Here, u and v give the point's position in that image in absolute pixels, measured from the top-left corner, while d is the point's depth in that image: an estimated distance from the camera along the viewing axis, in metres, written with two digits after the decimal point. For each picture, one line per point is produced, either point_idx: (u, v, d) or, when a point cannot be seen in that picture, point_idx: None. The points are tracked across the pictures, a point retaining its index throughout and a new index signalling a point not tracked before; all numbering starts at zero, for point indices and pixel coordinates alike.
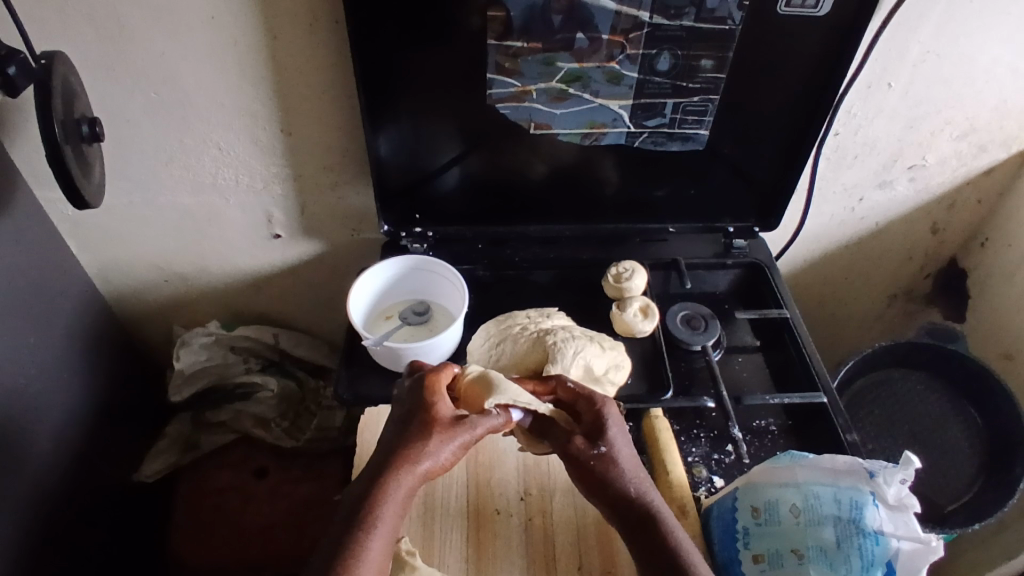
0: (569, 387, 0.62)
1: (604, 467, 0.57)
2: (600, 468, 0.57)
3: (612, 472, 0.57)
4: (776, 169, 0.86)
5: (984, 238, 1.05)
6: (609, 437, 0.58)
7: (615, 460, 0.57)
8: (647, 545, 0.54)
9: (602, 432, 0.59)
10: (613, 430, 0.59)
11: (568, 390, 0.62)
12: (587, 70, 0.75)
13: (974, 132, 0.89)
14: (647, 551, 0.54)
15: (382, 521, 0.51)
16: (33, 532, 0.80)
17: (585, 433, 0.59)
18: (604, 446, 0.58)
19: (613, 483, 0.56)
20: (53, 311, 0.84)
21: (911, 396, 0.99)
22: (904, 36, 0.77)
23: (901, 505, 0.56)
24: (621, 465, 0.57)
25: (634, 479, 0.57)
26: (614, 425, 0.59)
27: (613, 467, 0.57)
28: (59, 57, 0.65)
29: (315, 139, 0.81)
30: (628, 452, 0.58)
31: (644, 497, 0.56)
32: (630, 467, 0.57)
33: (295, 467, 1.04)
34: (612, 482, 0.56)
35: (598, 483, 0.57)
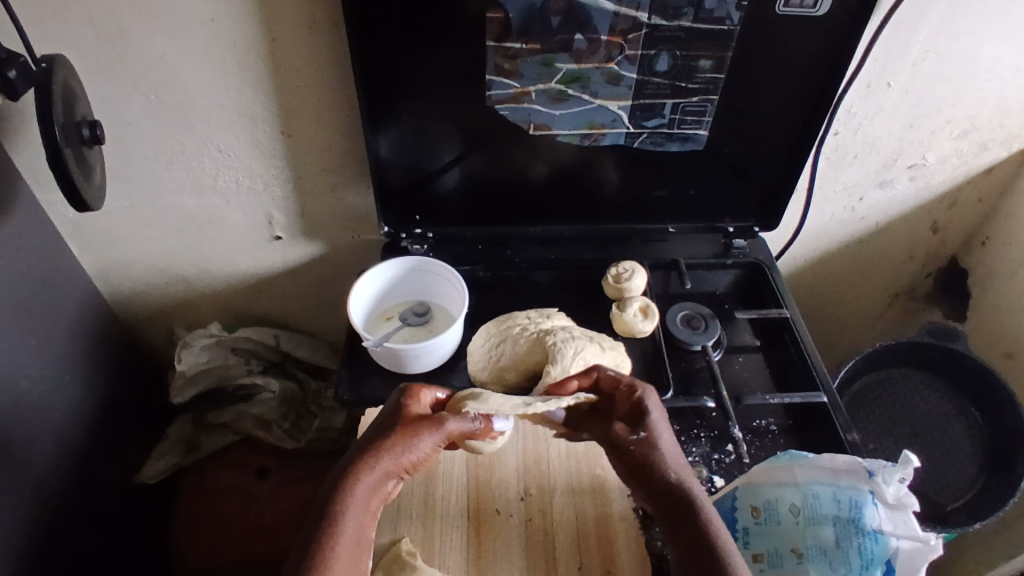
0: (610, 376, 0.65)
1: (644, 450, 0.59)
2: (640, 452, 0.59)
3: (651, 456, 0.58)
4: (775, 169, 0.86)
5: (985, 237, 1.05)
6: (650, 424, 0.60)
7: (654, 445, 0.59)
8: (684, 529, 0.53)
9: (643, 419, 0.61)
10: (655, 418, 0.61)
11: (610, 381, 0.65)
12: (586, 70, 0.75)
13: (974, 131, 0.89)
14: (685, 536, 0.53)
15: (353, 513, 0.53)
16: (35, 534, 0.80)
17: (625, 422, 0.62)
18: (643, 432, 0.60)
19: (653, 467, 0.57)
20: (54, 313, 0.84)
21: (913, 395, 0.99)
22: (903, 35, 0.77)
23: (899, 505, 0.56)
24: (662, 449, 0.59)
25: (672, 465, 0.58)
26: (655, 412, 0.61)
27: (651, 452, 0.58)
28: (60, 60, 0.65)
29: (315, 140, 0.81)
30: (670, 441, 0.60)
31: (684, 483, 0.56)
32: (669, 453, 0.59)
33: (297, 467, 1.03)
34: (653, 466, 0.58)
35: (638, 468, 0.58)
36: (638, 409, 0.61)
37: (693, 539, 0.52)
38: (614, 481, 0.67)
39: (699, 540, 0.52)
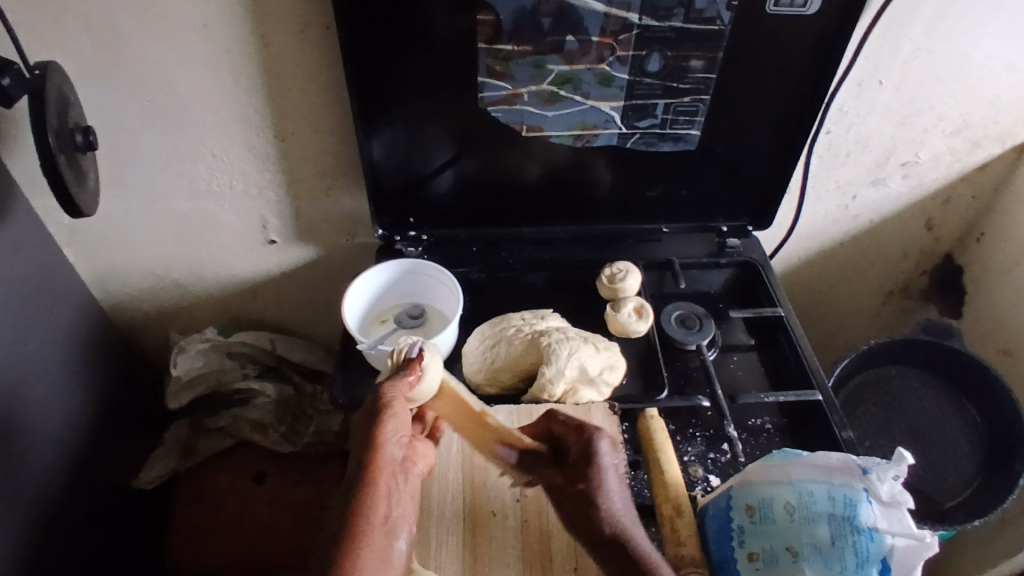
0: (562, 419, 0.62)
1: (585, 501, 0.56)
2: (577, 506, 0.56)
3: (592, 508, 0.56)
4: (768, 168, 0.86)
5: (981, 233, 1.05)
6: (591, 472, 0.57)
7: (595, 495, 0.56)
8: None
9: (585, 466, 0.58)
10: (599, 464, 0.58)
11: (562, 424, 0.62)
12: (578, 72, 0.75)
13: (966, 128, 0.89)
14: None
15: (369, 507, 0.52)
16: (33, 542, 0.80)
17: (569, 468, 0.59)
18: (583, 482, 0.57)
19: (591, 520, 0.55)
20: (50, 319, 0.84)
21: (909, 393, 0.99)
22: (894, 33, 0.77)
23: (894, 502, 0.56)
24: (605, 500, 0.56)
25: (613, 512, 0.56)
26: (601, 455, 0.58)
27: (591, 503, 0.56)
28: (53, 67, 0.65)
29: (309, 144, 0.81)
30: (613, 487, 0.57)
31: (624, 534, 0.54)
32: (611, 500, 0.56)
33: (295, 469, 1.04)
34: (590, 520, 0.55)
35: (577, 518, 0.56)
36: (584, 457, 0.58)
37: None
38: None
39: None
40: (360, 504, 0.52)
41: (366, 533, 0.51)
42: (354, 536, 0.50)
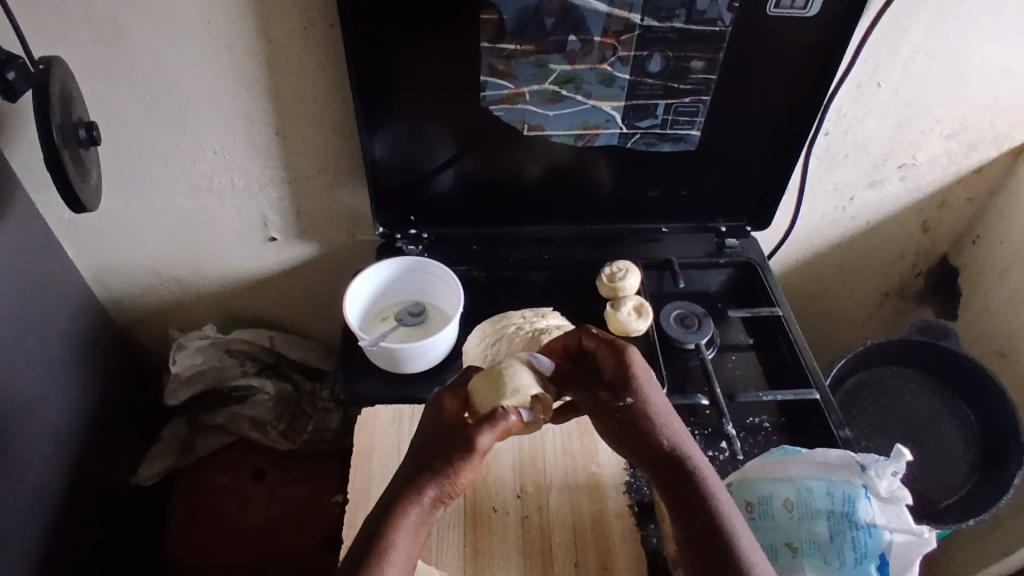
0: (593, 336, 0.61)
1: (636, 417, 0.56)
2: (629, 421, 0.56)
3: (642, 423, 0.56)
4: (767, 169, 0.87)
5: (976, 236, 1.06)
6: (636, 385, 0.57)
7: (645, 408, 0.56)
8: (686, 501, 0.52)
9: (628, 380, 0.57)
10: (642, 378, 0.57)
11: (593, 340, 0.61)
12: (580, 71, 0.75)
13: (964, 131, 0.90)
14: (689, 511, 0.52)
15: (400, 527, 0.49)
16: (32, 537, 0.80)
17: (609, 385, 0.58)
18: (630, 397, 0.56)
19: (644, 438, 0.55)
20: (50, 314, 0.84)
21: (905, 394, 0.99)
22: (893, 35, 0.78)
23: (892, 498, 0.57)
24: (651, 414, 0.56)
25: (664, 430, 0.55)
26: (641, 372, 0.57)
27: (642, 416, 0.56)
28: (57, 61, 0.65)
29: (311, 141, 0.82)
30: (661, 401, 0.57)
31: (681, 451, 0.54)
32: (660, 417, 0.56)
33: (292, 468, 1.05)
34: (644, 436, 0.55)
35: (633, 435, 0.56)
36: (622, 373, 0.57)
37: (692, 507, 0.51)
38: (609, 479, 0.67)
39: (694, 508, 0.51)
40: (427, 479, 0.52)
41: (423, 507, 0.51)
42: (402, 512, 0.50)
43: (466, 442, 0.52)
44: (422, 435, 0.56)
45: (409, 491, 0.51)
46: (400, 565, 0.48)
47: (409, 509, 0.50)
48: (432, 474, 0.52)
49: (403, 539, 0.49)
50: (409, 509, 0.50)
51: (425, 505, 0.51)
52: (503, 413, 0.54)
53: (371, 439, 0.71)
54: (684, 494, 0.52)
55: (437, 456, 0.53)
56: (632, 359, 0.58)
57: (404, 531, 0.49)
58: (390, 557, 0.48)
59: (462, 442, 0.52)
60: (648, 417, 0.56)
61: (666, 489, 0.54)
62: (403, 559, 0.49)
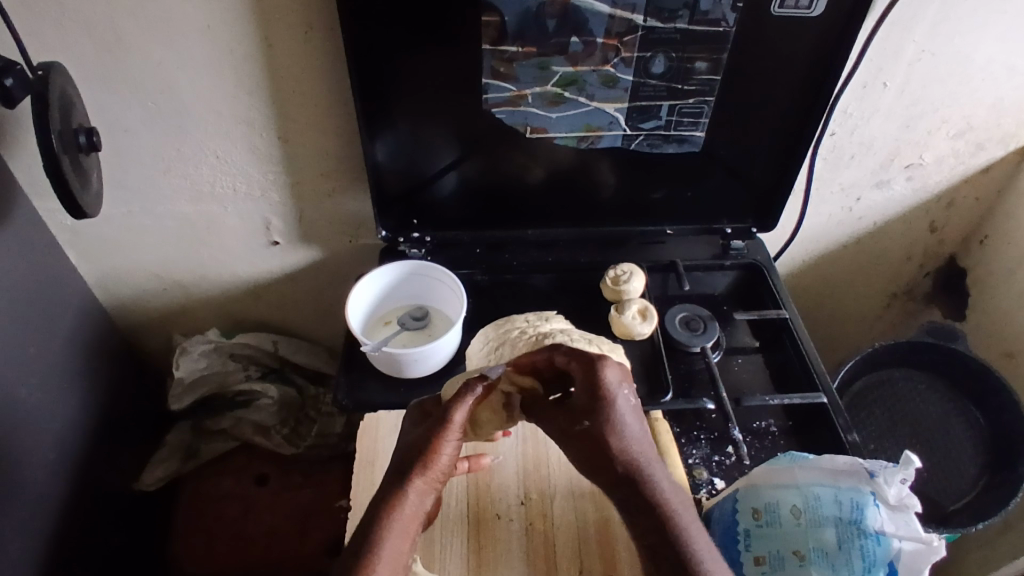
0: (561, 356, 0.58)
1: (595, 440, 0.54)
2: (589, 445, 0.55)
3: (602, 447, 0.54)
4: (772, 170, 0.86)
5: (984, 236, 1.05)
6: (595, 409, 0.55)
7: (605, 431, 0.54)
8: (650, 525, 0.51)
9: (590, 405, 0.55)
10: (605, 400, 0.55)
11: (563, 358, 0.58)
12: (582, 73, 0.75)
13: (970, 131, 0.89)
14: (651, 535, 0.51)
15: (397, 517, 0.50)
16: (35, 543, 0.80)
17: (576, 405, 0.57)
18: (588, 420, 0.55)
19: (603, 462, 0.54)
20: (52, 320, 0.84)
21: (913, 396, 0.98)
22: (898, 36, 0.77)
23: (901, 506, 0.55)
24: (613, 437, 0.54)
25: (624, 455, 0.53)
26: (609, 391, 0.55)
27: (601, 442, 0.54)
28: (56, 68, 0.65)
29: (312, 146, 0.81)
30: (625, 421, 0.55)
31: (641, 474, 0.53)
32: (624, 440, 0.54)
33: (296, 472, 1.04)
34: (603, 459, 0.54)
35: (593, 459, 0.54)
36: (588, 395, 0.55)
37: (648, 530, 0.51)
38: None
39: (657, 532, 0.50)
40: (415, 471, 0.52)
41: (412, 502, 0.51)
42: (393, 507, 0.50)
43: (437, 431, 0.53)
44: (405, 437, 0.57)
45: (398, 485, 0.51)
46: (392, 562, 0.48)
47: (401, 502, 0.51)
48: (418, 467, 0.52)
49: (394, 532, 0.49)
50: (400, 505, 0.50)
51: (414, 498, 0.51)
52: (468, 388, 0.56)
53: (373, 445, 0.70)
54: (649, 519, 0.51)
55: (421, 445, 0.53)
56: (605, 375, 0.56)
57: (395, 528, 0.49)
58: (382, 554, 0.48)
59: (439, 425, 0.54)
60: (608, 442, 0.54)
61: (630, 511, 0.53)
62: (392, 556, 0.48)
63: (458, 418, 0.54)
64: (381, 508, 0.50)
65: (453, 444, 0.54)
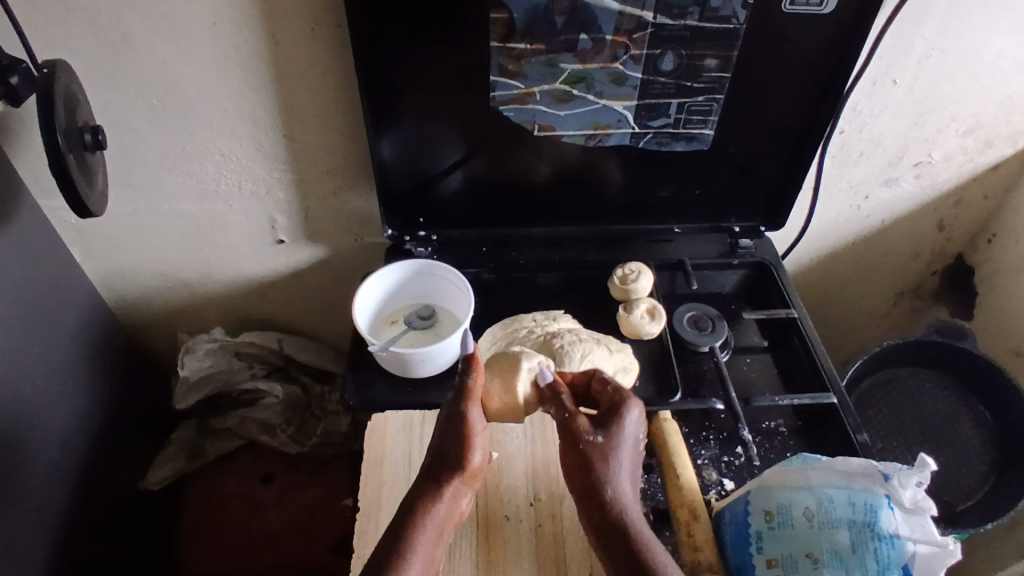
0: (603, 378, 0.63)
1: (600, 456, 0.57)
2: (588, 457, 0.57)
3: (598, 464, 0.57)
4: (781, 168, 0.85)
5: (992, 234, 1.04)
6: (612, 429, 0.58)
7: (611, 453, 0.57)
8: (610, 547, 0.54)
9: (608, 425, 0.58)
10: (621, 427, 0.58)
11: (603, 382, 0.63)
12: (591, 71, 0.74)
13: (980, 128, 0.88)
14: (613, 552, 0.53)
15: (427, 517, 0.51)
16: (41, 542, 0.80)
17: (592, 420, 0.59)
18: (602, 436, 0.58)
19: (591, 477, 0.56)
20: (57, 319, 0.84)
21: (920, 395, 0.98)
22: (908, 32, 0.76)
23: (917, 508, 0.55)
24: (611, 461, 0.57)
25: (615, 481, 0.56)
26: (626, 422, 0.59)
27: (597, 461, 0.57)
28: (62, 66, 0.64)
29: (318, 144, 0.81)
30: (625, 451, 0.58)
31: (619, 503, 0.55)
32: (620, 468, 0.57)
33: (302, 471, 1.04)
34: (594, 474, 0.56)
35: (589, 473, 0.57)
36: (612, 418, 0.58)
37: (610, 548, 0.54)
38: None
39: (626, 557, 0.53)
40: (450, 472, 0.54)
41: (445, 504, 0.53)
42: (427, 506, 0.52)
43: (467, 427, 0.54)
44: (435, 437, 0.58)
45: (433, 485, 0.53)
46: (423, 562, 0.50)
47: (435, 502, 0.52)
48: (452, 470, 0.54)
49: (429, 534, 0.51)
50: (435, 505, 0.52)
51: (448, 498, 0.53)
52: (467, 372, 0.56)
53: (382, 445, 0.70)
54: (620, 542, 0.53)
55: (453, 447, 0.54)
56: (630, 412, 0.59)
57: (428, 530, 0.51)
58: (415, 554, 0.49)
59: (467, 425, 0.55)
60: (604, 464, 0.57)
61: (598, 527, 0.55)
62: (425, 555, 0.50)
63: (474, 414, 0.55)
64: (415, 507, 0.52)
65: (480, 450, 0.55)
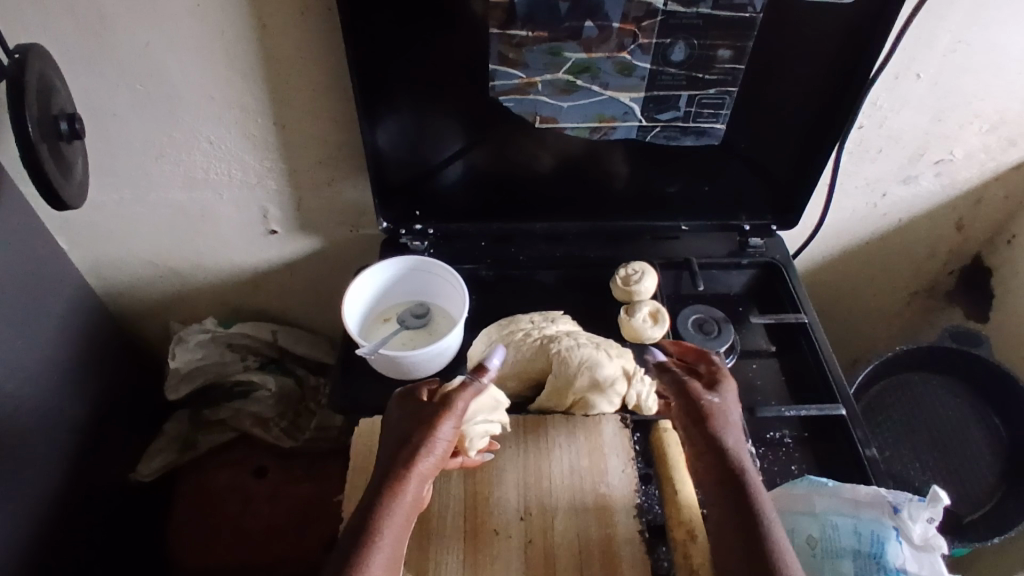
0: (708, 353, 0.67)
1: (715, 410, 0.60)
2: (709, 410, 0.60)
3: (715, 417, 0.59)
4: (795, 166, 0.81)
5: (1012, 235, 1.00)
6: (724, 390, 0.62)
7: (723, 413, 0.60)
8: (729, 486, 0.55)
9: (716, 385, 0.62)
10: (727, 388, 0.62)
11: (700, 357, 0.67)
12: (595, 60, 0.70)
13: (1006, 125, 0.84)
14: (731, 494, 0.54)
15: (392, 502, 0.52)
16: (25, 539, 0.78)
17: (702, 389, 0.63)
18: (717, 395, 0.61)
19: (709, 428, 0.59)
20: (42, 309, 0.81)
21: (932, 401, 0.94)
22: (935, 23, 0.71)
23: (927, 546, 0.53)
24: (726, 415, 0.60)
25: (731, 432, 0.59)
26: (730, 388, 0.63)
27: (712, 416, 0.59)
28: (35, 51, 0.61)
29: (310, 132, 0.77)
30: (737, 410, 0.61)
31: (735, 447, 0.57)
32: (734, 421, 0.60)
33: (296, 467, 1.01)
34: (712, 425, 0.59)
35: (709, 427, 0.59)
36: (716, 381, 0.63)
37: (729, 487, 0.55)
38: (620, 500, 0.63)
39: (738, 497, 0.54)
40: (420, 453, 0.54)
41: (413, 490, 0.53)
42: (394, 494, 0.52)
43: (435, 417, 0.55)
44: (388, 429, 0.57)
45: (399, 470, 0.53)
46: (389, 547, 0.50)
47: (403, 488, 0.53)
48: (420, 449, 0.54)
49: (395, 515, 0.51)
50: (402, 491, 0.52)
51: (417, 482, 0.53)
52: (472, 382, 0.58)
53: (369, 452, 0.67)
54: (729, 480, 0.55)
55: (419, 434, 0.55)
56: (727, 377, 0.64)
57: (394, 514, 0.51)
58: (380, 540, 0.50)
59: (438, 413, 0.56)
60: (719, 421, 0.59)
61: (715, 473, 0.56)
62: (390, 541, 0.50)
63: (459, 405, 0.56)
64: (381, 492, 0.52)
65: (449, 432, 0.56)
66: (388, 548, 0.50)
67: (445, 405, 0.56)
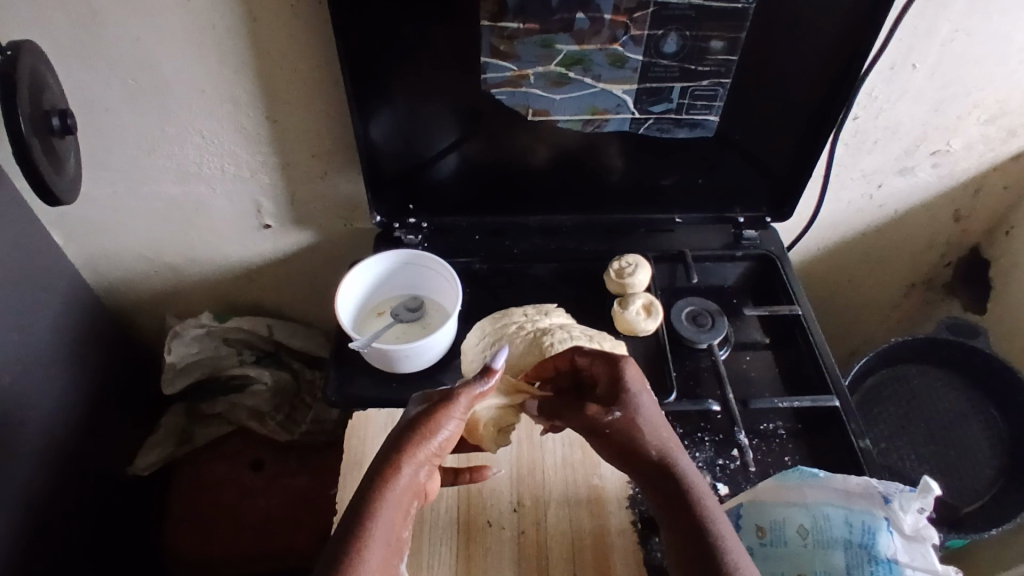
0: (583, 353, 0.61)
1: (622, 431, 0.56)
2: (618, 432, 0.56)
3: (631, 435, 0.56)
4: (789, 158, 0.81)
5: (1010, 226, 1.00)
6: (626, 398, 0.57)
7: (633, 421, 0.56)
8: (671, 511, 0.52)
9: (618, 394, 0.57)
10: (629, 389, 0.57)
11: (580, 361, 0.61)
12: (588, 52, 0.70)
13: (1004, 116, 0.83)
14: (678, 515, 0.52)
15: (387, 490, 0.50)
16: (23, 533, 0.78)
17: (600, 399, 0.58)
18: (619, 410, 0.56)
19: (629, 454, 0.56)
20: (38, 304, 0.81)
21: (929, 392, 0.94)
22: (932, 13, 0.71)
23: (917, 536, 0.53)
24: (642, 426, 0.56)
25: (655, 442, 0.55)
26: (634, 385, 0.57)
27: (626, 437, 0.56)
28: (26, 45, 0.61)
29: (303, 126, 0.77)
30: (650, 413, 0.57)
31: (669, 459, 0.54)
32: (652, 426, 0.56)
33: (291, 460, 1.02)
34: (630, 448, 0.55)
35: (623, 449, 0.56)
36: (613, 385, 0.57)
37: (674, 514, 0.52)
38: (613, 492, 0.63)
39: (685, 519, 0.51)
40: (413, 448, 0.52)
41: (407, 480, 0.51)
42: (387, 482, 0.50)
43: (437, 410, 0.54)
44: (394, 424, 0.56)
45: (394, 459, 0.51)
46: (382, 537, 0.48)
47: (397, 477, 0.51)
48: (415, 443, 0.52)
49: (389, 503, 0.49)
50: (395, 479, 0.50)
51: (411, 472, 0.51)
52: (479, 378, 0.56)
53: (362, 446, 0.68)
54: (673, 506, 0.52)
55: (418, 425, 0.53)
56: (625, 373, 0.58)
57: (388, 502, 0.49)
58: (373, 530, 0.47)
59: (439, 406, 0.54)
60: (635, 438, 0.56)
61: (656, 498, 0.54)
62: (384, 531, 0.48)
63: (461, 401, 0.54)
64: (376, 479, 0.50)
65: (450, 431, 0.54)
66: (380, 538, 0.48)
67: (443, 402, 0.54)
